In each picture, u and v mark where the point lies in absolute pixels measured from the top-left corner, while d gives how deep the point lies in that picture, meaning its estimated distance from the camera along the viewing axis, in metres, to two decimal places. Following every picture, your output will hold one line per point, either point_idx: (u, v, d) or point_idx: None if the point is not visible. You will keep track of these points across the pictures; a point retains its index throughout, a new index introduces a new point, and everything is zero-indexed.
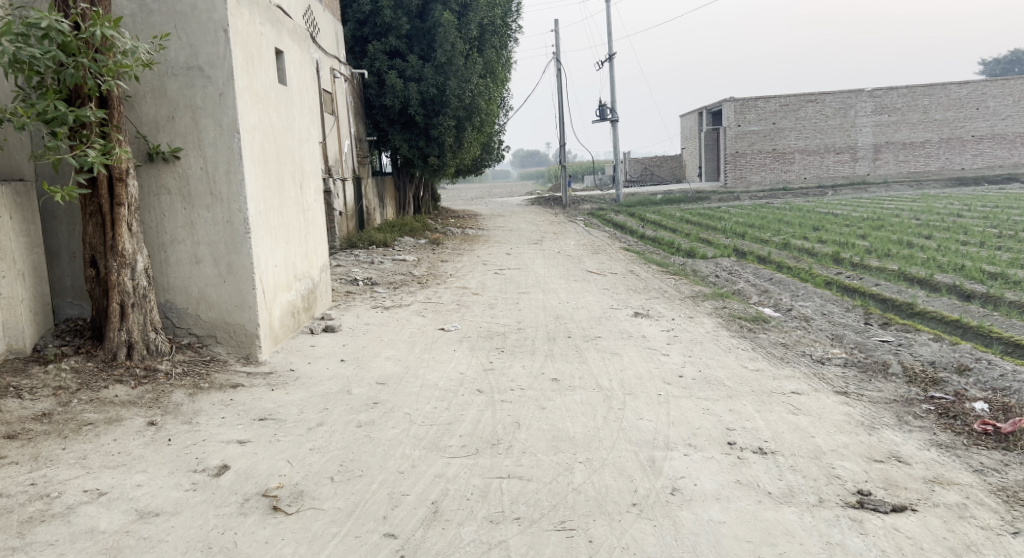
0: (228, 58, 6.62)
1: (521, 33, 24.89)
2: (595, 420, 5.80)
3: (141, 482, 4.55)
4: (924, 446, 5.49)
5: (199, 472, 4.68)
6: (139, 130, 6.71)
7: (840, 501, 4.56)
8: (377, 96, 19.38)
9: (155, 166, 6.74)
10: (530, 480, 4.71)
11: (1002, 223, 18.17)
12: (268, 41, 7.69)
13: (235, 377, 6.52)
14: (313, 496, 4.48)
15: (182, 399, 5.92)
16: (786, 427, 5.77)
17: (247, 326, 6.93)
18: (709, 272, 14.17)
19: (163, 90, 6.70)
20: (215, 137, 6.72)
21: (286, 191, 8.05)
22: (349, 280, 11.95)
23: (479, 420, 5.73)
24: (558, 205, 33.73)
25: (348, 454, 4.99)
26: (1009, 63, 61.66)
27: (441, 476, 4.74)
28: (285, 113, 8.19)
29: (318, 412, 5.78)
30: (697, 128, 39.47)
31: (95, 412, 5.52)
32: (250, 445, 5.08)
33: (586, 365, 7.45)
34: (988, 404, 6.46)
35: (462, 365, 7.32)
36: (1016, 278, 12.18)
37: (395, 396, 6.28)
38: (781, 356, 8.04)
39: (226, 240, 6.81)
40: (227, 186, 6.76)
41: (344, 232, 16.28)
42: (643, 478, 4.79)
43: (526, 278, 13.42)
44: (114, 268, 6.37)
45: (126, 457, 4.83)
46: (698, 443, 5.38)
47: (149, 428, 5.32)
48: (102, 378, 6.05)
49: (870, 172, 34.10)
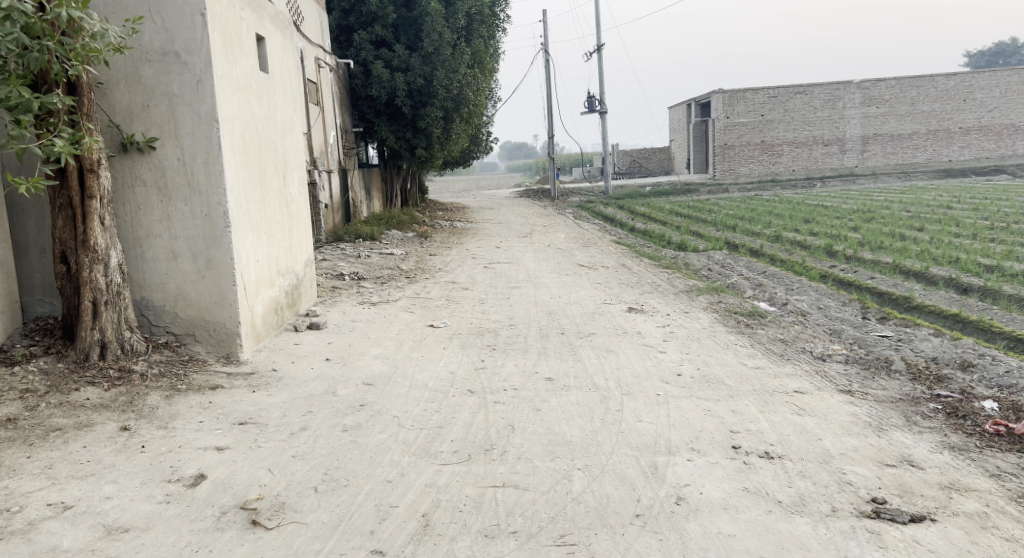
0: (205, 43, 6.30)
1: (508, 23, 24.54)
2: (593, 423, 5.53)
3: (110, 494, 4.25)
4: (937, 449, 5.26)
5: (173, 483, 4.39)
6: (111, 119, 6.37)
7: (855, 511, 4.32)
8: (364, 87, 18.97)
9: (129, 157, 6.41)
10: (526, 489, 4.45)
11: (992, 215, 17.98)
12: (248, 26, 7.35)
13: (214, 378, 6.21)
14: (295, 509, 4.19)
15: (157, 402, 5.62)
16: (792, 428, 5.53)
17: (227, 324, 6.63)
18: (701, 266, 13.94)
19: (137, 77, 6.37)
20: (193, 127, 6.41)
21: (268, 183, 7.73)
22: (335, 275, 11.65)
23: (472, 422, 5.46)
24: (547, 197, 33.41)
25: (332, 462, 4.70)
26: (993, 55, 61.81)
27: (432, 486, 4.46)
28: (267, 102, 7.85)
29: (301, 416, 5.49)
30: (685, 120, 39.21)
31: (64, 417, 5.20)
32: (230, 452, 4.79)
33: (581, 364, 7.17)
34: (998, 403, 6.24)
35: (452, 364, 7.04)
36: (1012, 272, 11.99)
37: (383, 398, 6.00)
38: (781, 353, 7.80)
39: (205, 234, 6.51)
40: (205, 178, 6.45)
41: (330, 225, 15.96)
42: (646, 486, 4.53)
43: (517, 272, 13.14)
44: (86, 264, 6.05)
45: (95, 466, 4.53)
46: (701, 447, 5.13)
47: (122, 434, 5.02)
48: (73, 380, 5.74)
49: (859, 164, 34.01)
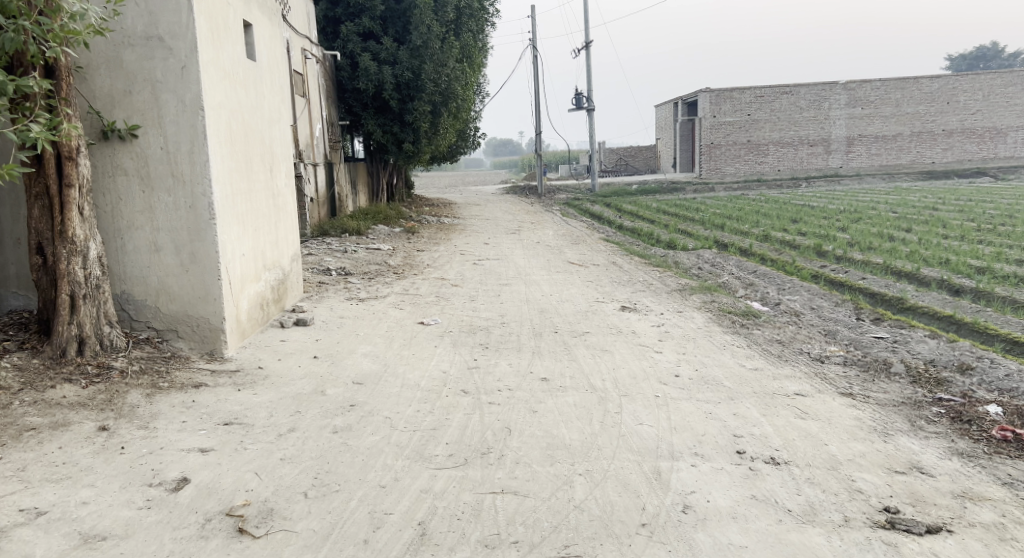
0: (191, 27, 6.06)
1: (497, 17, 24.34)
2: (592, 426, 5.34)
3: (87, 498, 4.02)
4: (946, 455, 5.12)
5: (154, 487, 4.16)
6: (91, 105, 6.12)
7: (868, 521, 4.18)
8: (350, 79, 18.73)
9: (110, 145, 6.16)
10: (526, 495, 4.26)
11: (978, 217, 17.95)
12: (235, 12, 7.09)
13: (197, 376, 5.98)
14: (285, 515, 3.98)
15: (138, 401, 5.38)
16: (797, 433, 5.36)
17: (211, 320, 6.39)
18: (692, 265, 13.78)
19: (118, 62, 6.12)
20: (178, 115, 6.16)
21: (254, 174, 7.48)
22: (321, 270, 11.41)
23: (467, 425, 5.26)
24: (534, 194, 33.21)
25: (322, 465, 4.49)
26: (975, 59, 62.21)
27: (428, 492, 4.26)
28: (254, 91, 7.59)
29: (289, 416, 5.27)
30: (672, 119, 39.15)
31: (39, 416, 4.95)
32: (214, 454, 4.57)
33: (577, 364, 6.98)
34: (1002, 407, 6.09)
35: (444, 364, 6.82)
36: (1003, 274, 11.90)
37: (374, 397, 5.78)
38: (779, 354, 7.63)
39: (189, 226, 6.26)
40: (190, 168, 6.20)
41: (315, 219, 15.70)
42: (651, 493, 4.35)
43: (506, 269, 12.92)
44: (63, 256, 5.79)
45: (71, 468, 4.29)
46: (704, 452, 4.95)
47: (100, 435, 4.78)
48: (49, 377, 5.48)
49: (844, 165, 34.03)
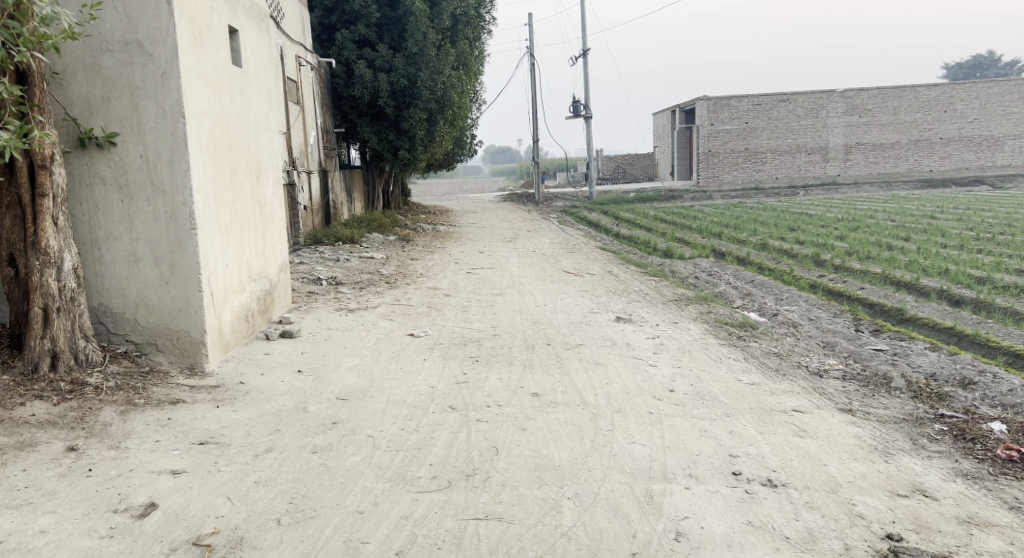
0: (171, 32, 5.88)
1: (494, 24, 24.19)
2: (582, 445, 5.14)
3: (45, 527, 3.84)
4: (950, 477, 4.92)
5: (119, 514, 3.98)
6: (68, 112, 5.93)
7: (869, 550, 4.01)
8: (345, 86, 18.43)
9: (87, 153, 5.98)
10: (511, 522, 4.07)
11: (977, 226, 17.78)
12: (219, 17, 6.91)
13: (175, 391, 5.77)
14: (254, 545, 3.80)
15: (111, 419, 5.18)
16: (795, 453, 5.16)
17: (192, 333, 6.19)
18: (688, 274, 13.58)
19: (95, 67, 5.94)
20: (157, 121, 5.97)
21: (239, 183, 7.27)
22: (312, 279, 11.22)
23: (452, 444, 5.06)
24: (530, 202, 33.01)
25: (298, 489, 4.29)
26: (971, 67, 62.36)
27: (408, 518, 4.07)
28: (240, 99, 7.39)
29: (267, 435, 5.06)
30: (669, 126, 39.01)
31: (4, 436, 4.74)
32: (186, 477, 4.38)
33: (569, 378, 6.77)
34: (1006, 424, 5.89)
35: (432, 378, 6.61)
36: (1003, 284, 11.71)
37: (357, 415, 5.58)
38: (776, 368, 7.43)
39: (169, 237, 6.07)
40: (169, 176, 6.01)
41: (309, 227, 15.51)
42: (641, 519, 4.17)
43: (500, 278, 12.71)
44: (36, 267, 5.59)
45: (34, 493, 4.10)
46: (699, 474, 4.75)
47: (68, 456, 4.58)
48: (18, 394, 5.27)
49: (841, 173, 33.85)
